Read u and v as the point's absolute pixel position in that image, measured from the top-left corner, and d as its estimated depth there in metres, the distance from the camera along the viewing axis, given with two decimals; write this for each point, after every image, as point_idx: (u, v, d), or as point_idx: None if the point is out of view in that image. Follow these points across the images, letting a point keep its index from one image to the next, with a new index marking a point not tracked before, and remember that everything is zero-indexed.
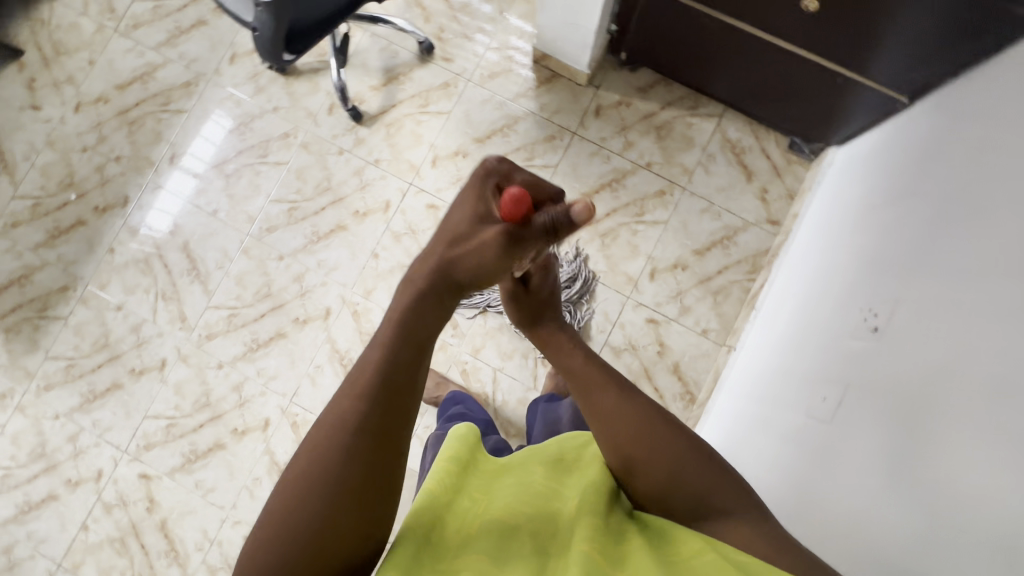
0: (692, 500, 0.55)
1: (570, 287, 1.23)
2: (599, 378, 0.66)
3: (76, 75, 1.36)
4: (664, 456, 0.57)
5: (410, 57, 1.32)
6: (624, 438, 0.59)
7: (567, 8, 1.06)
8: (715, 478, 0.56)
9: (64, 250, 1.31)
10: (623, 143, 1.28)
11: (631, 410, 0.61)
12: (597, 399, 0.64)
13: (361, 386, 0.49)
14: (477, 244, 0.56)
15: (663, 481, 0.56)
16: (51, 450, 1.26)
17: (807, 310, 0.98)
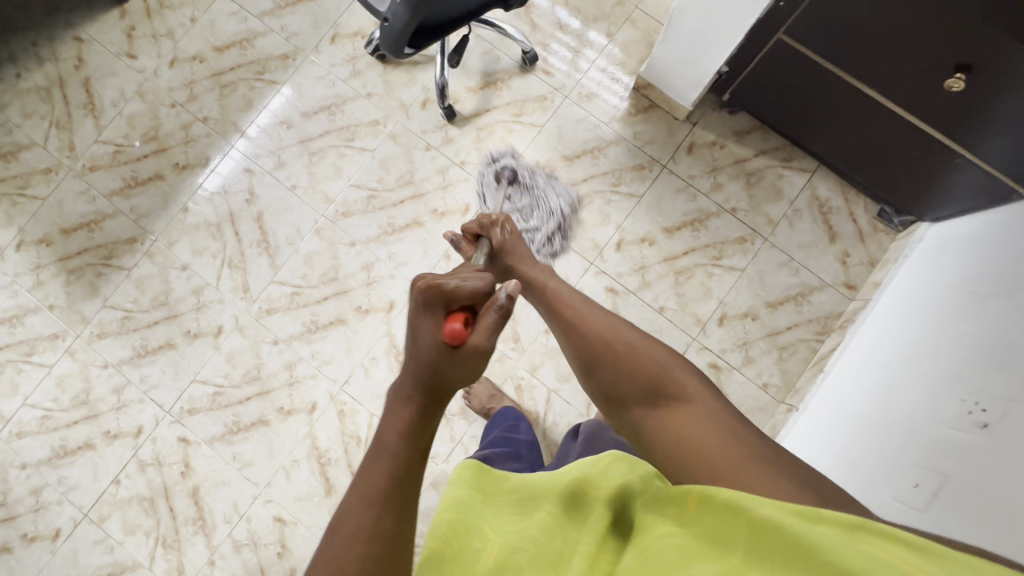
0: (650, 386, 0.62)
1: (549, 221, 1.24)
2: (569, 300, 0.76)
3: (176, 29, 1.35)
4: (623, 360, 0.65)
5: (511, 65, 1.31)
6: (583, 347, 0.69)
7: (691, 46, 1.03)
8: (673, 374, 0.61)
9: (137, 202, 1.30)
10: (711, 184, 1.27)
11: (593, 322, 0.71)
12: (564, 316, 0.74)
13: (369, 495, 0.47)
14: (464, 360, 0.55)
15: (620, 379, 0.64)
16: (94, 398, 1.26)
17: (893, 387, 0.96)
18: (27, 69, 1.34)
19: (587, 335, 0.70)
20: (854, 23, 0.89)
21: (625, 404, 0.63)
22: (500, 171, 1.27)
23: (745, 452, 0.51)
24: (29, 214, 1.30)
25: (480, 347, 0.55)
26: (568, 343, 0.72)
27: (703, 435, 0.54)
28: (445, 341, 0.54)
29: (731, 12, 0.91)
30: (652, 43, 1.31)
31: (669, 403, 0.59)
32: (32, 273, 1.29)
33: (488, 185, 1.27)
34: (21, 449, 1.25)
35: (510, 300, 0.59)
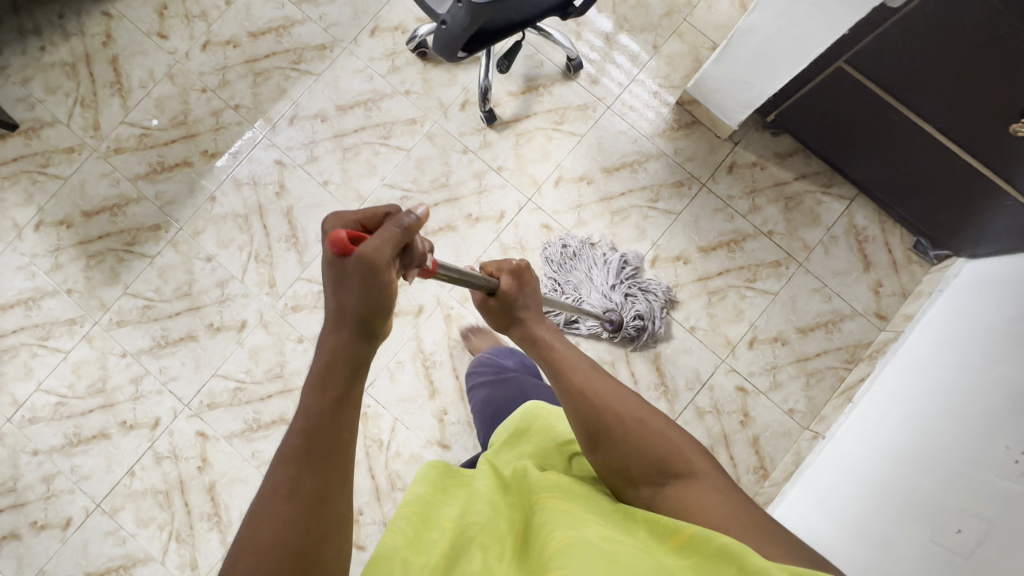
0: (659, 460, 0.58)
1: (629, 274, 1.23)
2: (575, 362, 0.69)
3: (210, 11, 1.30)
4: (630, 433, 0.59)
5: (554, 70, 1.28)
6: (588, 417, 0.62)
7: (750, 68, 1.01)
8: (679, 447, 0.58)
9: (163, 188, 1.27)
10: (749, 205, 1.26)
11: (599, 390, 0.64)
12: (569, 378, 0.66)
13: (289, 454, 0.46)
14: (348, 284, 0.49)
15: (626, 455, 0.59)
16: (111, 387, 1.23)
17: (928, 426, 0.96)
18: (53, 43, 1.29)
19: (594, 404, 0.62)
20: (916, 54, 0.88)
21: (631, 482, 0.58)
22: (577, 259, 1.23)
23: (760, 525, 0.50)
24: (49, 194, 1.27)
25: (370, 263, 0.48)
26: (569, 410, 0.64)
27: (715, 508, 0.52)
28: (330, 255, 0.48)
29: (799, 39, 0.88)
30: (698, 58, 1.29)
31: (677, 480, 0.56)
32: (51, 254, 1.26)
33: (561, 271, 1.23)
34: (34, 435, 1.22)
35: (418, 219, 0.49)
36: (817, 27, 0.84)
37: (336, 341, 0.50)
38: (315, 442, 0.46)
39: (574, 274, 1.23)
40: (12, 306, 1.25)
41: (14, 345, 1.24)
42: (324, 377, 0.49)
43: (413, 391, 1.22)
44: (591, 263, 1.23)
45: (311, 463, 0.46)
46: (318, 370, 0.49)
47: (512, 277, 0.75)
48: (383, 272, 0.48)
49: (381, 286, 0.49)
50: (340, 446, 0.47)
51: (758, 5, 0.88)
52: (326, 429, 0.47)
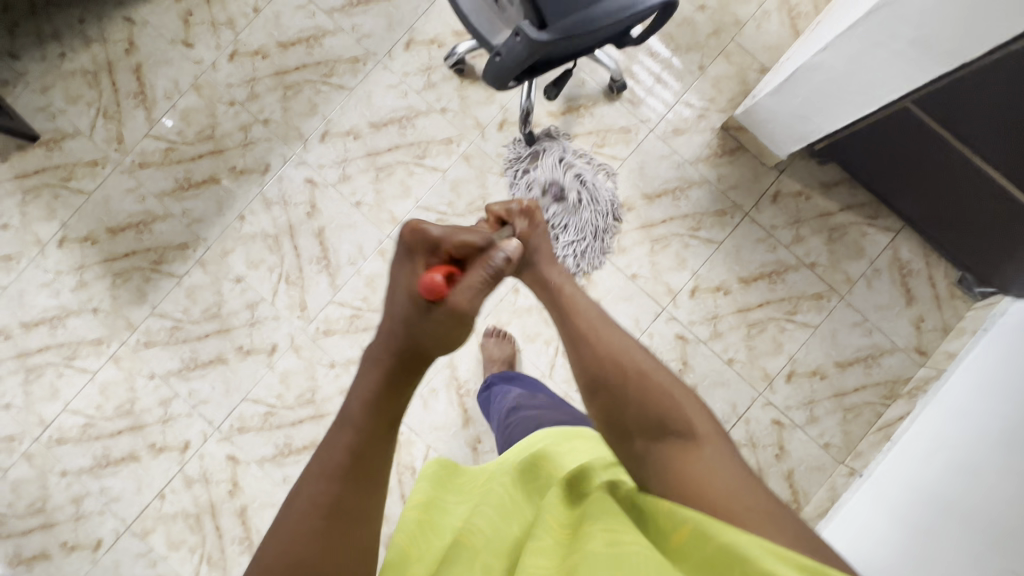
0: (656, 422, 0.54)
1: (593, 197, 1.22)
2: (579, 304, 0.65)
3: (237, 19, 1.25)
4: (633, 388, 0.56)
5: (596, 90, 1.24)
6: (588, 361, 0.59)
7: (808, 102, 0.96)
8: (683, 409, 0.55)
9: (190, 206, 1.23)
10: (793, 236, 1.23)
11: (604, 339, 0.61)
12: (572, 323, 0.64)
13: (331, 466, 0.49)
14: (431, 320, 0.52)
15: (624, 408, 0.56)
16: (140, 409, 1.21)
17: (965, 472, 0.94)
18: (72, 49, 1.24)
19: (599, 353, 0.60)
20: (987, 96, 0.88)
21: (626, 437, 0.55)
22: (556, 150, 1.22)
23: (756, 508, 0.46)
24: (72, 209, 1.23)
25: (458, 308, 0.52)
26: (573, 356, 0.62)
27: (713, 480, 0.49)
28: (421, 293, 0.52)
29: (871, 82, 0.84)
30: (745, 80, 1.24)
31: (677, 442, 0.53)
32: (75, 272, 1.22)
33: (538, 165, 1.22)
34: (62, 456, 1.21)
35: (506, 262, 0.55)
36: (894, 75, 0.81)
37: (395, 367, 0.52)
38: (359, 461, 0.50)
39: (548, 162, 1.22)
40: (37, 324, 1.22)
41: (40, 364, 1.22)
42: (376, 403, 0.51)
43: (447, 419, 1.20)
44: (568, 159, 1.22)
45: (354, 481, 0.49)
46: (371, 396, 0.51)
47: (525, 221, 0.70)
48: (470, 315, 0.52)
49: (461, 328, 0.53)
50: (377, 467, 0.51)
51: (830, 45, 0.84)
52: (373, 446, 0.50)
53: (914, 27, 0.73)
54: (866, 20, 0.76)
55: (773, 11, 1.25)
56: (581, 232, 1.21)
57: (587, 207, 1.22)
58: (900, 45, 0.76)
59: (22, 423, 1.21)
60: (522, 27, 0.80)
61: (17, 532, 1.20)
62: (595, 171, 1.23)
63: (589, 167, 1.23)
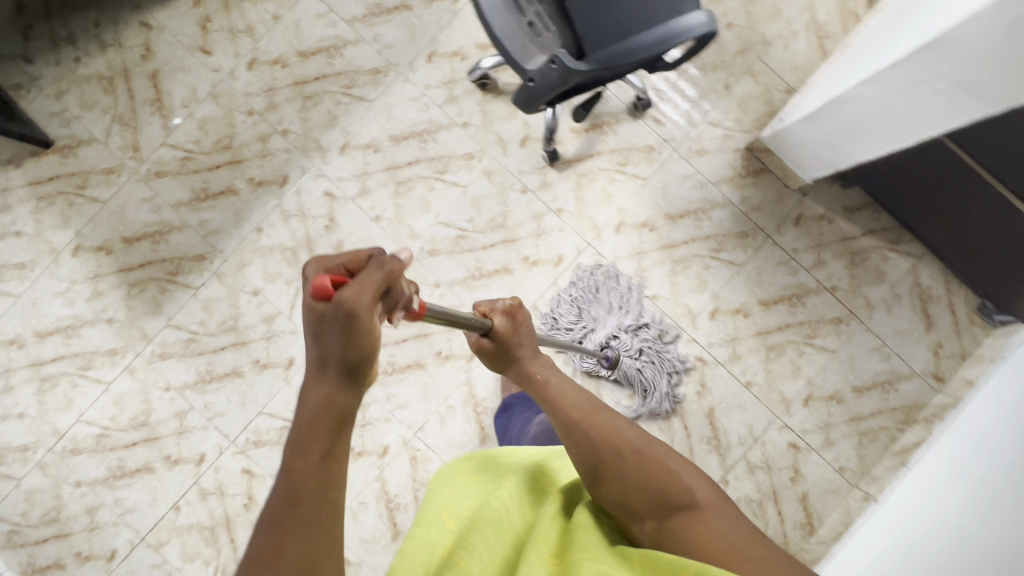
0: (659, 497, 0.57)
1: (648, 333, 1.20)
2: (571, 396, 0.68)
3: (257, 27, 1.23)
4: (633, 469, 0.59)
5: (620, 107, 1.23)
6: (589, 453, 0.61)
7: (842, 131, 0.95)
8: (680, 478, 0.58)
9: (207, 216, 1.21)
10: (814, 259, 1.23)
11: (598, 426, 0.64)
12: (565, 414, 0.66)
13: (272, 518, 0.41)
14: (329, 330, 0.44)
15: (627, 490, 0.58)
16: (155, 421, 1.20)
17: (975, 505, 0.88)
18: (88, 54, 1.22)
19: (594, 441, 0.62)
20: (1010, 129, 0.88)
21: (635, 517, 0.57)
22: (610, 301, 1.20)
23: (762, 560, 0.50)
24: (87, 217, 1.22)
25: (349, 308, 0.44)
26: (569, 445, 0.64)
27: (719, 540, 0.52)
28: (310, 300, 0.44)
29: (909, 119, 0.83)
30: (771, 100, 1.23)
31: (681, 511, 0.55)
32: (90, 281, 1.21)
33: (585, 311, 1.19)
34: (76, 466, 1.20)
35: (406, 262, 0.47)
36: (933, 115, 0.80)
37: (316, 394, 0.45)
38: (296, 502, 0.42)
39: (592, 306, 1.19)
40: (52, 333, 1.21)
41: (54, 374, 1.21)
42: (304, 434, 0.44)
43: (463, 437, 1.20)
44: (624, 310, 1.20)
45: (293, 526, 0.41)
46: (300, 427, 0.45)
47: (507, 318, 0.70)
48: (364, 316, 0.44)
49: (362, 334, 0.44)
50: (325, 499, 0.43)
51: (873, 78, 0.84)
52: (311, 483, 0.43)
53: (958, 69, 0.72)
54: (912, 56, 0.76)
55: (801, 30, 1.23)
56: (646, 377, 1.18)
57: (645, 343, 1.19)
58: (942, 85, 0.75)
59: (36, 432, 1.20)
60: (559, 55, 0.79)
61: (31, 541, 1.19)
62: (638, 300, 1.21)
63: (632, 295, 1.20)
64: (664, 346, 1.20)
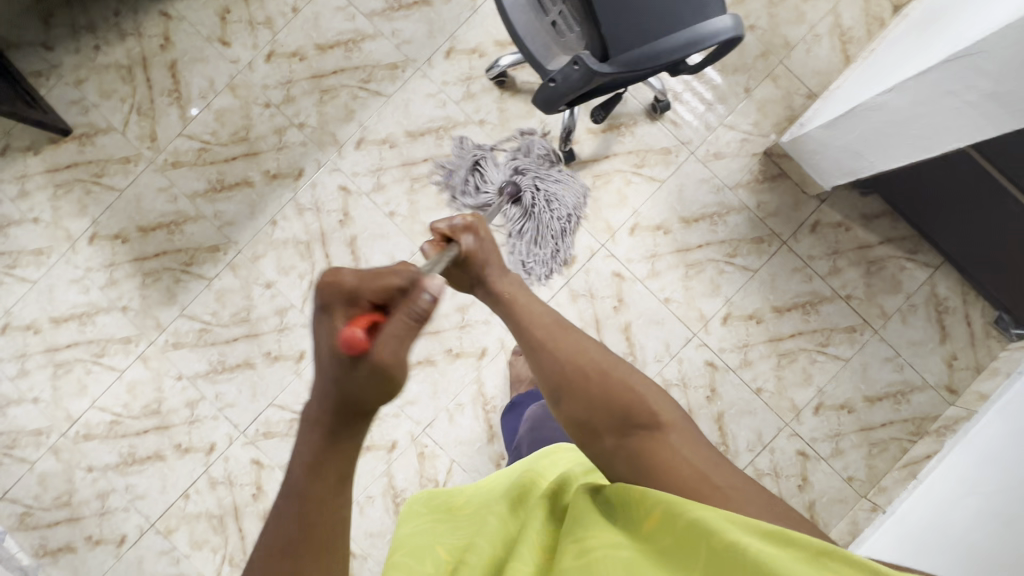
0: (619, 417, 0.56)
1: (557, 215, 1.18)
2: (538, 316, 0.64)
3: (276, 19, 1.23)
4: (596, 389, 0.57)
5: (638, 109, 1.22)
6: (552, 373, 0.59)
7: (865, 137, 0.94)
8: (646, 400, 0.56)
9: (222, 208, 1.22)
10: (830, 267, 1.21)
11: (562, 345, 0.61)
12: (531, 338, 0.62)
13: (278, 547, 0.45)
14: (362, 380, 0.44)
15: (590, 411, 0.57)
16: (166, 410, 1.21)
17: (983, 515, 0.87)
18: (108, 43, 1.23)
19: (560, 362, 0.59)
20: None
21: (596, 436, 0.57)
22: (534, 166, 1.20)
23: (720, 484, 0.50)
24: (104, 205, 1.23)
25: (386, 362, 0.44)
26: (533, 364, 0.62)
27: (683, 464, 0.51)
28: (342, 354, 0.44)
29: (936, 129, 0.82)
30: (791, 105, 1.22)
31: (644, 432, 0.55)
32: (106, 269, 1.22)
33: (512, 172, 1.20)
34: (88, 452, 1.21)
35: (433, 304, 0.46)
36: (962, 126, 0.79)
37: (317, 436, 0.46)
38: (312, 527, 0.45)
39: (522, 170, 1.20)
40: (66, 320, 1.22)
41: (68, 360, 1.22)
42: (318, 461, 0.46)
43: (472, 435, 1.20)
44: (547, 182, 1.19)
45: (307, 551, 0.45)
46: (302, 466, 0.46)
47: (470, 236, 0.66)
48: (401, 373, 0.44)
49: (400, 386, 0.45)
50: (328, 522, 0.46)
51: (899, 87, 0.83)
52: (326, 512, 0.46)
53: (992, 81, 0.72)
54: (941, 67, 0.76)
55: (824, 34, 1.22)
56: (536, 250, 1.18)
57: (548, 223, 1.18)
58: (974, 96, 0.75)
59: (50, 417, 1.22)
60: (582, 56, 0.78)
61: (43, 524, 1.21)
62: (567, 183, 1.20)
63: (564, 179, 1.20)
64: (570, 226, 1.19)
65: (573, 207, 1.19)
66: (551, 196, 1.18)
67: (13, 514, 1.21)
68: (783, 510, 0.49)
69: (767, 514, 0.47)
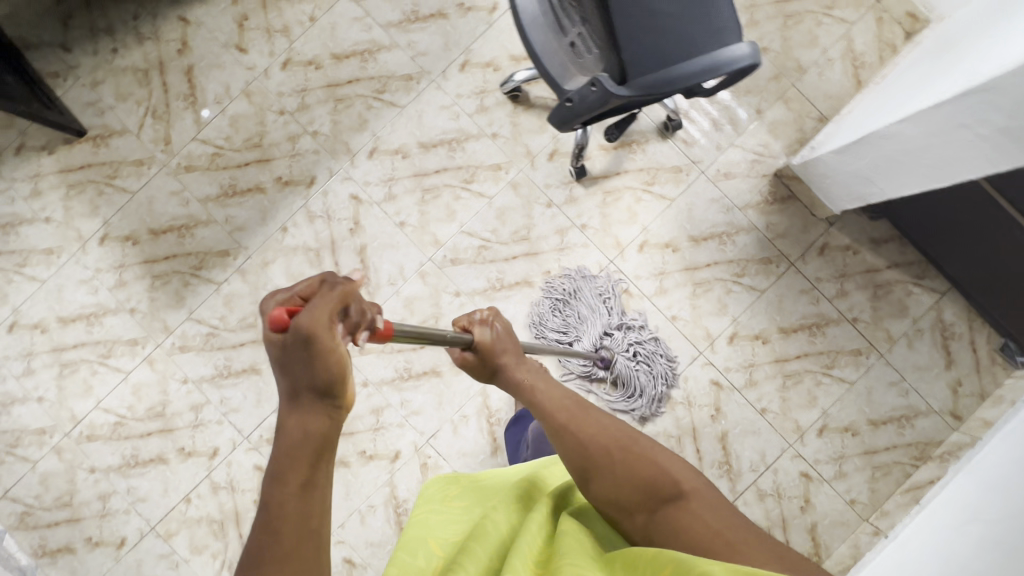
0: (643, 489, 0.58)
1: (639, 351, 1.18)
2: (558, 397, 0.68)
3: (293, 27, 1.24)
4: (620, 464, 0.60)
5: (650, 127, 1.22)
6: (578, 455, 0.61)
7: (876, 165, 0.95)
8: (665, 470, 0.59)
9: (233, 213, 1.22)
10: (837, 289, 1.22)
11: (584, 424, 0.64)
12: (555, 421, 0.65)
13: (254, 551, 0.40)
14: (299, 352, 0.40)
15: (618, 487, 0.58)
16: (171, 413, 1.21)
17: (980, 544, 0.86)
18: (126, 46, 1.24)
19: (584, 441, 0.62)
20: None
21: (626, 511, 0.58)
22: (597, 309, 1.19)
23: (743, 544, 0.52)
24: (116, 207, 1.23)
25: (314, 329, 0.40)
26: (559, 447, 0.64)
27: (704, 528, 0.54)
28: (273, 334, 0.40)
29: (948, 160, 0.83)
30: (802, 128, 1.22)
31: (668, 502, 0.57)
32: (115, 270, 1.22)
33: (581, 322, 1.19)
34: (91, 452, 1.21)
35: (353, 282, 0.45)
36: (974, 159, 0.79)
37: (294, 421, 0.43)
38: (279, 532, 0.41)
39: (589, 318, 1.19)
40: (74, 320, 1.22)
41: (74, 360, 1.22)
42: (283, 465, 0.42)
43: (475, 447, 1.20)
44: (618, 322, 1.19)
45: (276, 552, 0.40)
46: (278, 459, 0.42)
47: (485, 327, 0.70)
48: (323, 337, 0.40)
49: (325, 355, 0.41)
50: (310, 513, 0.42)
51: (913, 116, 0.84)
52: (294, 517, 0.41)
53: (1006, 115, 0.73)
54: (959, 98, 0.77)
55: (836, 58, 1.23)
56: (646, 377, 1.18)
57: (633, 361, 1.18)
58: (988, 130, 0.76)
59: (54, 417, 1.22)
60: (600, 78, 0.79)
61: (43, 524, 1.21)
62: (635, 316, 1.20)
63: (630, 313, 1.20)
64: (652, 358, 1.19)
65: (646, 328, 1.20)
66: (626, 334, 1.19)
67: (14, 513, 1.21)
68: (800, 562, 0.51)
69: (784, 566, 0.49)
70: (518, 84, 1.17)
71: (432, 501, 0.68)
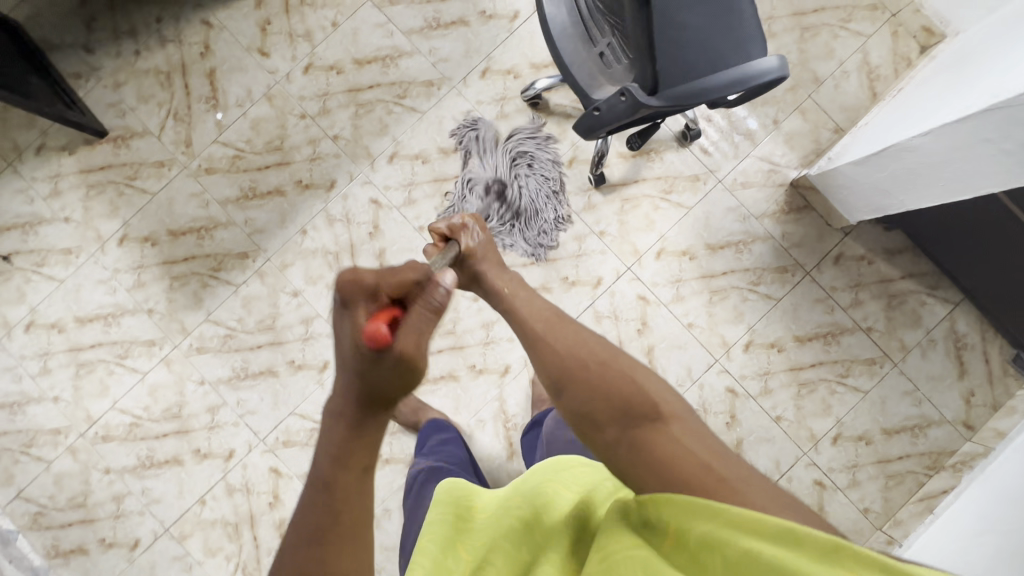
0: (618, 406, 0.53)
1: (536, 177, 1.21)
2: (536, 308, 0.65)
3: (315, 32, 1.25)
4: (595, 377, 0.56)
5: (668, 135, 1.24)
6: (553, 365, 0.58)
7: (895, 177, 0.96)
8: (644, 389, 0.54)
9: (253, 215, 1.23)
10: (851, 299, 1.23)
11: (560, 336, 0.60)
12: (532, 331, 0.62)
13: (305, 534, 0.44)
14: (388, 368, 0.45)
15: (592, 400, 0.54)
16: (187, 414, 1.21)
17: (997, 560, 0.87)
18: (149, 48, 1.25)
19: (560, 354, 0.59)
20: None
21: (597, 427, 0.54)
22: (529, 145, 1.23)
23: (728, 478, 0.46)
24: (135, 208, 1.23)
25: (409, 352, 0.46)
26: (536, 360, 0.60)
27: (685, 455, 0.48)
28: (366, 347, 0.45)
29: (968, 174, 0.85)
30: (818, 139, 1.24)
31: (646, 422, 0.51)
32: (133, 271, 1.23)
33: (480, 154, 1.22)
34: (106, 453, 1.21)
35: (447, 297, 0.50)
36: (994, 173, 0.81)
37: (354, 419, 0.47)
38: (341, 515, 0.45)
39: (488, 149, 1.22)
40: (91, 320, 1.22)
41: (91, 360, 1.22)
42: (342, 456, 0.46)
43: (491, 451, 1.21)
44: (522, 154, 1.22)
45: (335, 538, 0.44)
46: (334, 452, 0.46)
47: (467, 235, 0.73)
48: (422, 362, 0.46)
49: (415, 374, 0.47)
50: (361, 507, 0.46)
51: (936, 130, 0.85)
52: (352, 500, 0.45)
53: None
54: (984, 114, 0.78)
55: (852, 71, 1.24)
56: (532, 220, 1.20)
57: (532, 188, 1.21)
58: (1011, 146, 0.78)
59: (69, 417, 1.22)
60: (630, 88, 0.80)
61: (56, 524, 1.20)
62: (538, 145, 1.23)
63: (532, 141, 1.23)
64: (551, 187, 1.22)
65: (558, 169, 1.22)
66: (524, 158, 1.22)
67: (27, 513, 1.21)
68: (799, 507, 0.45)
69: (779, 510, 0.43)
70: (538, 93, 1.18)
71: (450, 503, 0.68)
